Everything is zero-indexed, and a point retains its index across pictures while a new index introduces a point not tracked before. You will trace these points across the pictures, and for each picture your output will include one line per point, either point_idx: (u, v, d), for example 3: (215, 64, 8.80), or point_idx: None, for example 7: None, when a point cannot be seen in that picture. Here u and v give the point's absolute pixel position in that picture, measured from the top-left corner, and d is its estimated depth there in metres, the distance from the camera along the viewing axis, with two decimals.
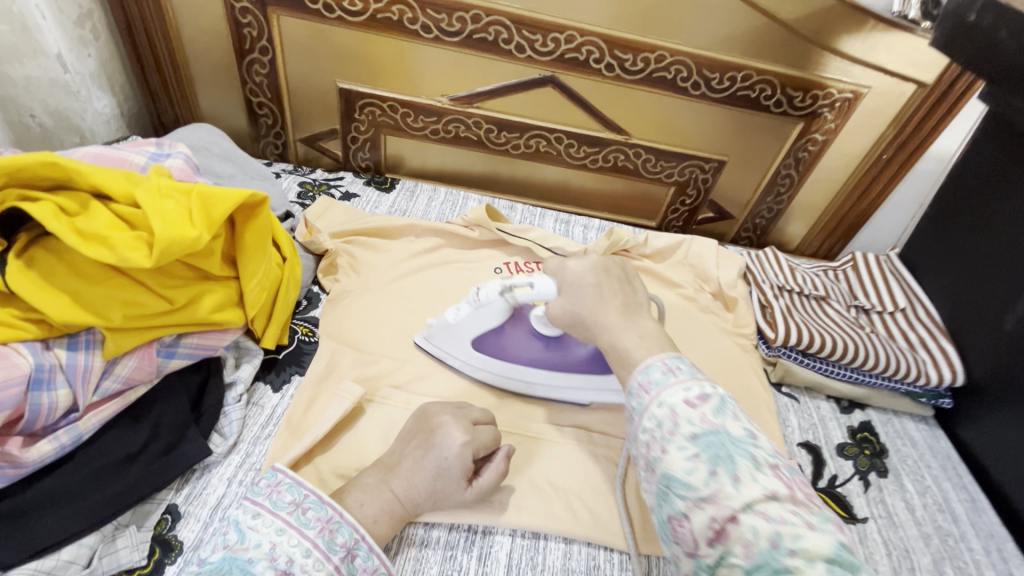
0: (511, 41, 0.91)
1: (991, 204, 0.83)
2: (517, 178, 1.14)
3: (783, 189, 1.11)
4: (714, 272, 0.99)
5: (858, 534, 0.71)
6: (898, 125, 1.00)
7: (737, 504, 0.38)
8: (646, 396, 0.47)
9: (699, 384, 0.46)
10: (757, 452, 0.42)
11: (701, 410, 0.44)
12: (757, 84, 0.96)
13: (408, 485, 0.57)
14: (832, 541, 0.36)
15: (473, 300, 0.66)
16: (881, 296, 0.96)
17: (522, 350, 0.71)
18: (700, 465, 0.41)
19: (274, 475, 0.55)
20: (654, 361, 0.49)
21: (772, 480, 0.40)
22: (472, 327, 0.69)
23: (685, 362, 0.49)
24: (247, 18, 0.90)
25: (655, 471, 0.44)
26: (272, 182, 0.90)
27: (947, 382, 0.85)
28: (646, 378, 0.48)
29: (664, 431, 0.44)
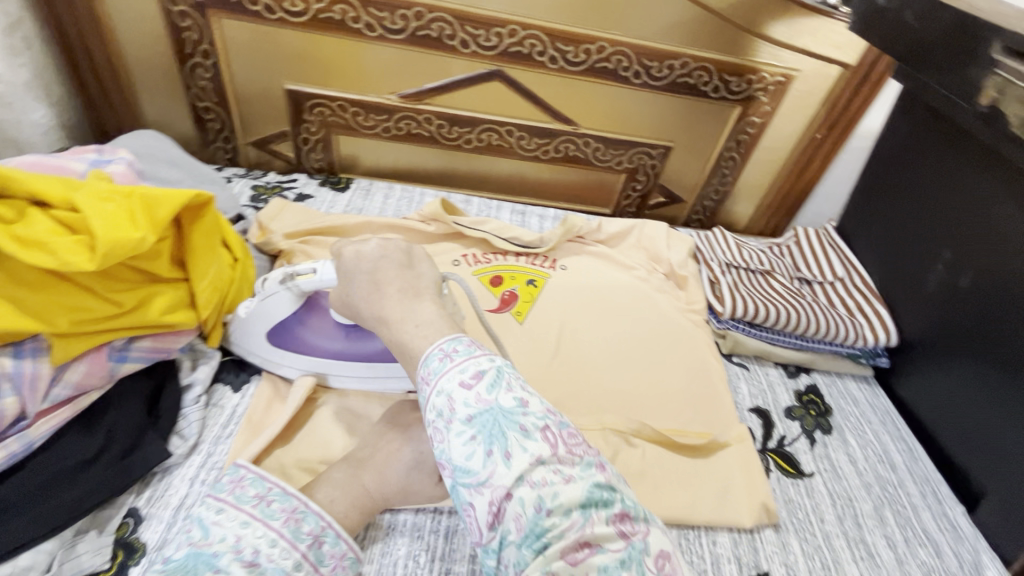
0: (455, 36, 0.93)
1: (903, 176, 0.87)
2: (472, 173, 1.15)
3: (727, 171, 1.16)
4: (665, 254, 1.03)
5: (806, 488, 0.75)
6: (828, 104, 1.06)
7: (510, 481, 0.41)
8: (427, 388, 0.47)
9: (476, 362, 0.47)
10: (528, 419, 0.44)
11: (476, 390, 0.45)
12: (695, 71, 1.00)
13: (380, 479, 0.58)
14: (586, 486, 0.43)
15: (262, 291, 0.64)
16: (821, 267, 1.02)
17: (324, 344, 0.67)
18: (477, 448, 0.43)
19: (237, 471, 0.56)
20: (433, 351, 0.48)
21: (541, 444, 0.43)
22: (264, 320, 0.66)
23: (462, 342, 0.49)
24: (186, 22, 0.89)
25: (443, 464, 0.45)
26: (222, 186, 0.89)
27: (882, 342, 0.91)
28: (426, 371, 0.48)
29: (444, 420, 0.45)
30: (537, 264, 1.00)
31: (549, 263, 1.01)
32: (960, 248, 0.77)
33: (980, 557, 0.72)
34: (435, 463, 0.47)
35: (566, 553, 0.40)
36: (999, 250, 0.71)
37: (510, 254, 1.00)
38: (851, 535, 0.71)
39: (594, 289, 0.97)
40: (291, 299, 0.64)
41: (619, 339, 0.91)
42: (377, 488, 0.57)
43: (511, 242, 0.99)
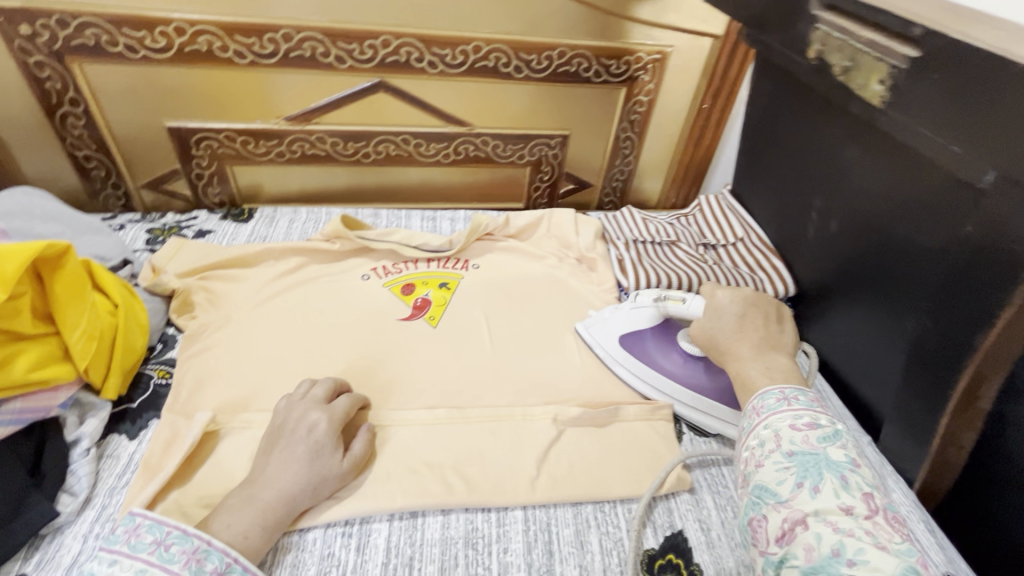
0: (329, 54, 0.93)
1: (770, 136, 0.91)
2: (378, 186, 1.15)
3: (628, 151, 1.20)
4: (575, 239, 1.05)
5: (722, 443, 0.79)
6: (708, 75, 1.10)
7: (809, 510, 0.47)
8: (757, 417, 0.57)
9: (811, 415, 0.55)
10: (853, 478, 0.49)
11: (806, 433, 0.52)
12: (573, 59, 1.03)
13: (277, 489, 0.59)
14: (901, 559, 0.42)
15: (634, 301, 0.86)
16: (723, 231, 1.06)
17: (666, 364, 0.81)
18: (789, 477, 0.49)
19: (133, 519, 0.54)
20: (772, 389, 0.59)
21: (853, 501, 0.47)
22: (625, 323, 0.85)
23: (803, 396, 0.58)
24: (46, 72, 0.87)
25: (750, 485, 0.53)
26: (108, 233, 0.87)
27: (782, 294, 0.95)
28: (761, 403, 0.58)
29: (765, 450, 0.53)
30: (449, 266, 1.00)
31: (461, 263, 1.01)
32: (827, 196, 0.81)
33: (887, 482, 0.76)
34: (742, 486, 0.55)
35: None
36: (856, 192, 0.74)
37: (421, 261, 1.00)
38: None
39: (507, 282, 0.98)
40: (654, 317, 0.84)
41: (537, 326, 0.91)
42: (288, 488, 0.59)
43: (419, 249, 1.00)
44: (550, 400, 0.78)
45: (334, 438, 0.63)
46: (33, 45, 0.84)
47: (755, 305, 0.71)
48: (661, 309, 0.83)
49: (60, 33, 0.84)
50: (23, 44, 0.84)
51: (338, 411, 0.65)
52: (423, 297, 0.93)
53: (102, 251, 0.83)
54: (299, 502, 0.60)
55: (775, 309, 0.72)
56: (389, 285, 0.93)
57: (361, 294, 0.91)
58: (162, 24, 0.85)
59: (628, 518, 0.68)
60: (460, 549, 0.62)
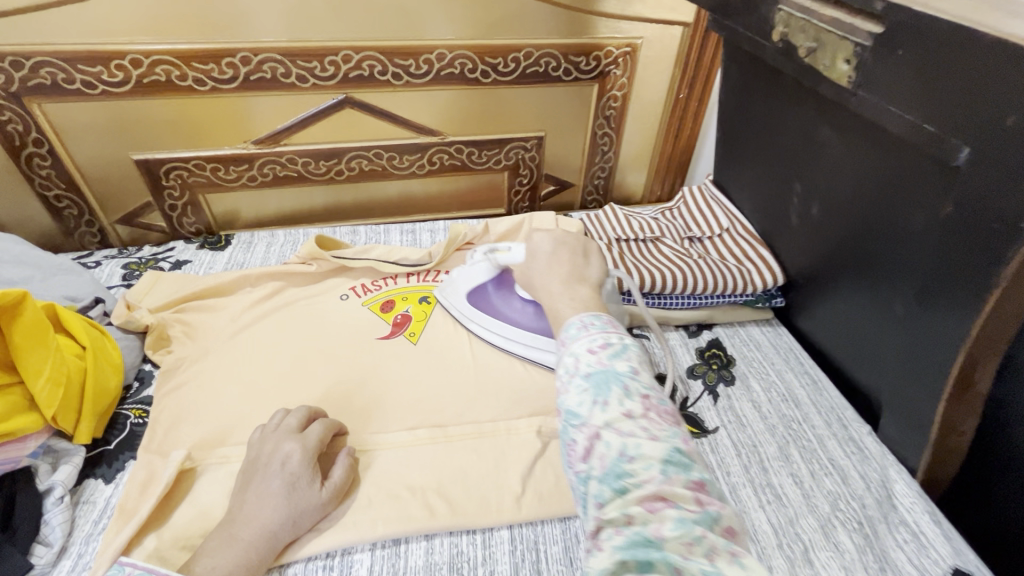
0: (290, 74, 0.92)
1: (745, 122, 0.89)
2: (356, 202, 1.14)
3: (607, 148, 1.17)
4: None
5: (710, 445, 0.77)
6: (681, 64, 1.07)
7: (601, 423, 0.40)
8: (563, 351, 0.48)
9: (605, 336, 0.47)
10: (636, 386, 0.43)
11: (598, 354, 0.45)
12: (541, 59, 1.01)
13: (256, 525, 0.56)
14: (668, 447, 0.39)
15: (473, 261, 0.88)
16: (708, 223, 1.03)
17: (507, 311, 0.83)
18: (586, 397, 0.42)
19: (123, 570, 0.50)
20: (574, 321, 0.51)
21: (638, 406, 0.41)
22: (468, 279, 0.87)
23: (601, 319, 0.50)
24: (6, 115, 0.86)
25: (558, 413, 0.45)
26: (80, 272, 0.86)
27: (771, 285, 0.92)
28: (564, 335, 0.50)
29: (568, 376, 0.46)
30: (429, 280, 0.98)
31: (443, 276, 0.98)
32: (807, 182, 0.78)
33: (888, 473, 0.73)
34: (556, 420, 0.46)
35: (644, 502, 0.36)
36: (833, 176, 0.72)
37: (401, 277, 0.98)
38: (756, 481, 0.73)
39: None
40: (490, 269, 0.85)
41: None
42: (269, 523, 0.57)
43: (398, 264, 0.97)
44: (534, 411, 0.76)
45: (310, 467, 0.61)
46: None
47: (559, 246, 0.66)
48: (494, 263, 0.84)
49: (16, 74, 0.83)
50: None
51: (312, 438, 0.63)
52: (404, 314, 0.91)
53: (74, 291, 0.82)
54: (280, 536, 0.58)
55: (577, 252, 0.66)
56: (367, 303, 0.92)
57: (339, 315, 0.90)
58: (118, 57, 0.84)
59: None
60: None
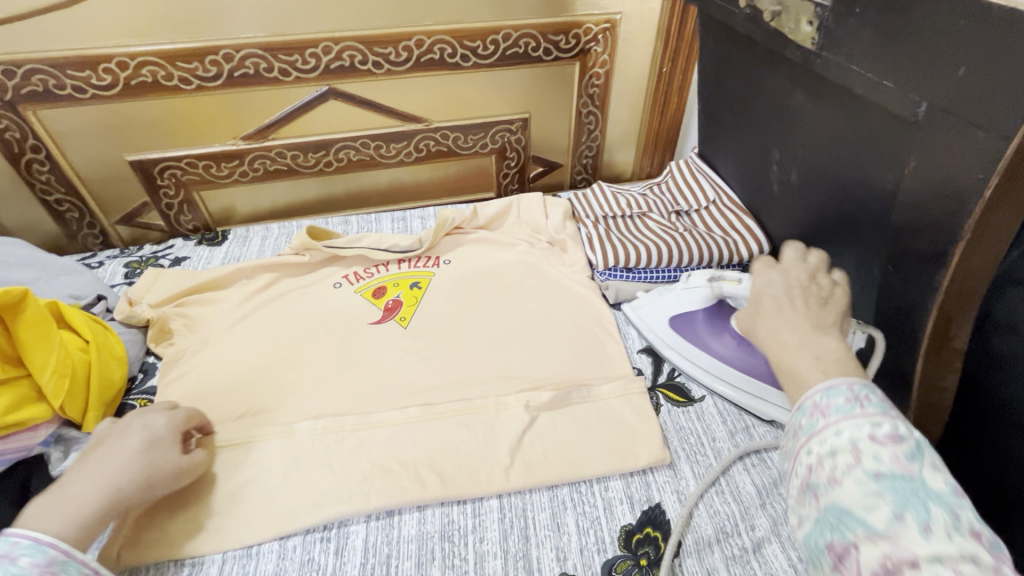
0: (272, 68, 0.93)
1: (724, 92, 0.88)
2: (347, 193, 1.16)
3: (592, 127, 1.18)
4: (544, 222, 1.03)
5: (695, 413, 0.77)
6: (662, 37, 1.07)
7: (921, 552, 0.31)
8: (821, 418, 0.39)
9: (895, 420, 0.38)
10: (960, 511, 0.33)
11: (893, 448, 0.36)
12: (520, 39, 1.01)
13: (92, 482, 0.54)
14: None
15: (685, 282, 0.82)
16: (694, 196, 1.03)
17: (717, 346, 0.78)
18: (880, 503, 0.34)
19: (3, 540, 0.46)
20: (840, 384, 0.41)
21: (974, 547, 0.31)
22: (675, 305, 0.82)
23: (877, 393, 0.40)
24: (2, 123, 0.89)
25: (816, 500, 0.37)
26: (83, 272, 0.90)
27: (757, 253, 0.92)
28: (828, 403, 0.40)
29: (841, 465, 0.37)
30: (420, 265, 0.99)
31: (433, 261, 1.00)
32: (786, 149, 0.78)
33: None
34: (803, 510, 0.38)
35: None
36: (809, 139, 0.72)
37: (393, 264, 0.99)
38: (742, 445, 0.72)
39: (478, 272, 0.98)
40: (708, 297, 0.79)
41: (510, 314, 0.90)
42: (114, 478, 0.55)
43: (388, 250, 0.99)
44: (522, 387, 0.78)
45: (166, 436, 0.61)
46: None
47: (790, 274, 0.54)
48: (718, 291, 0.78)
49: (9, 83, 0.86)
50: None
51: (178, 414, 0.64)
52: (395, 299, 0.92)
53: (77, 290, 0.86)
54: (127, 491, 0.55)
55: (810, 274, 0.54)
56: (359, 290, 0.94)
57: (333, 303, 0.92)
58: (104, 60, 0.86)
59: (605, 496, 0.67)
60: (436, 543, 0.63)
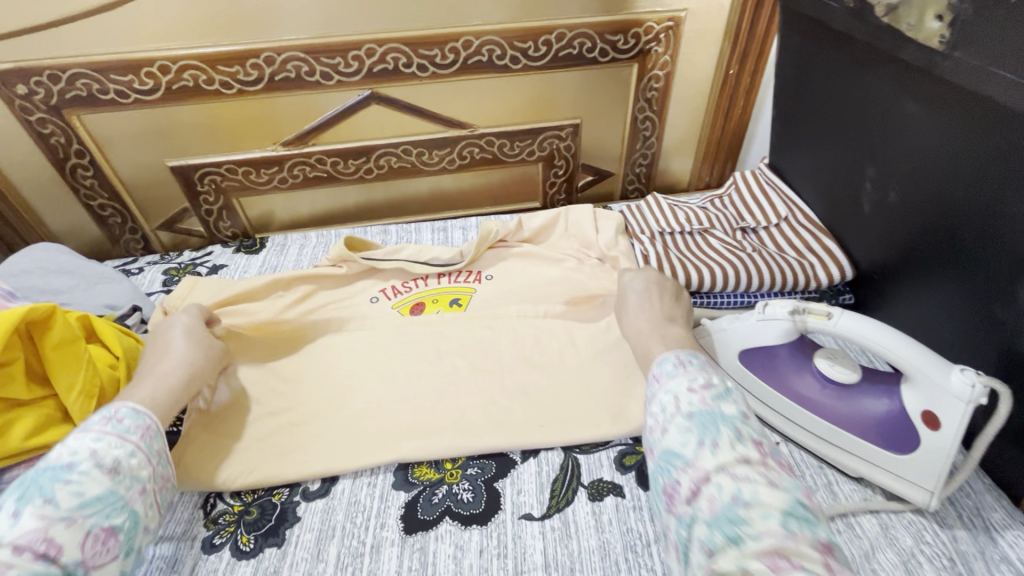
0: (314, 72, 0.89)
1: (806, 97, 0.79)
2: (388, 200, 1.11)
3: (648, 133, 1.09)
4: (595, 237, 0.91)
5: None
6: (731, 36, 0.97)
7: (710, 467, 0.46)
8: (657, 385, 0.55)
9: (705, 375, 0.54)
10: (743, 429, 0.49)
11: (702, 394, 0.51)
12: (575, 40, 0.93)
13: (166, 364, 0.65)
14: (789, 498, 0.43)
15: (762, 312, 0.69)
16: (763, 212, 0.93)
17: (803, 388, 0.68)
18: (691, 438, 0.48)
19: (109, 407, 0.56)
20: (669, 356, 0.57)
21: (752, 454, 0.47)
22: (749, 337, 0.72)
23: (696, 359, 0.57)
24: (48, 128, 0.88)
25: (656, 448, 0.51)
26: (121, 281, 0.88)
27: (838, 280, 0.82)
28: (660, 369, 0.57)
29: (669, 413, 0.52)
30: (460, 280, 0.91)
31: (474, 276, 0.92)
32: (883, 164, 0.68)
33: (984, 500, 0.63)
34: (649, 451, 0.53)
35: (761, 557, 0.40)
36: (918, 154, 0.61)
37: (432, 278, 0.92)
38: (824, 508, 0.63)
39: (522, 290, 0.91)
40: (790, 332, 0.68)
41: (557, 338, 0.83)
42: (184, 357, 0.67)
43: (427, 264, 0.92)
44: (570, 423, 0.71)
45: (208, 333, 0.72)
46: (32, 103, 0.85)
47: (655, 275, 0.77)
48: (801, 327, 0.66)
49: (54, 87, 0.84)
50: (23, 103, 0.85)
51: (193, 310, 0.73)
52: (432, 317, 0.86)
53: (113, 299, 0.84)
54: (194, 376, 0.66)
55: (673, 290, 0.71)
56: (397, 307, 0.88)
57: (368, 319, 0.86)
58: (147, 65, 0.84)
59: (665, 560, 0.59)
60: None
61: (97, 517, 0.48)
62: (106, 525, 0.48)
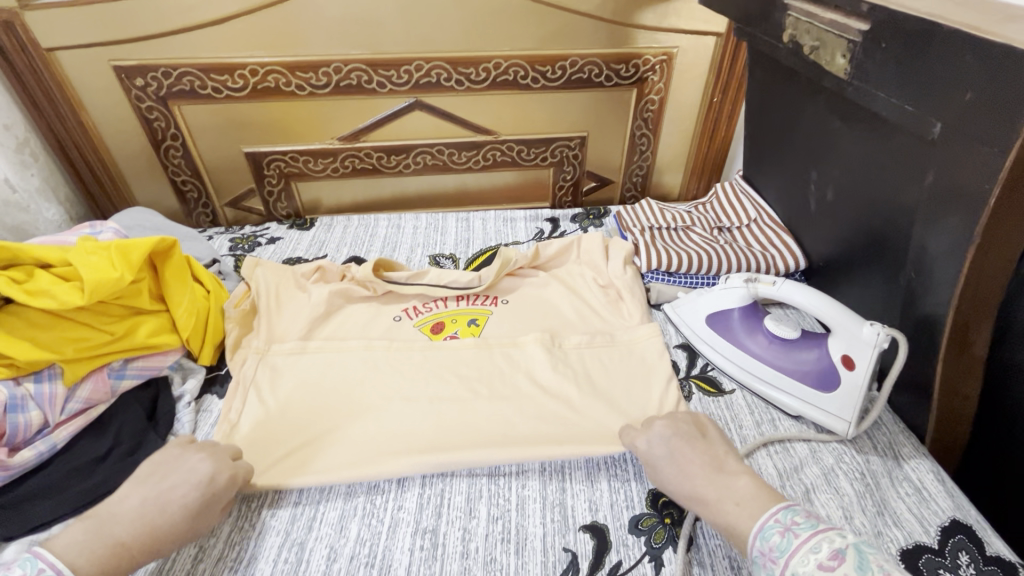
0: (372, 80, 1.09)
1: (769, 118, 0.97)
2: (419, 194, 1.30)
3: (644, 148, 1.28)
4: (604, 266, 1.04)
5: (724, 403, 0.84)
6: (716, 70, 1.17)
7: None
8: (777, 566, 0.49)
9: (823, 537, 0.48)
10: None
11: (843, 571, 0.45)
12: (585, 66, 1.14)
13: (143, 502, 0.57)
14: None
15: (725, 283, 0.88)
16: (737, 214, 1.12)
17: (752, 345, 0.85)
18: None
19: (34, 563, 0.49)
20: (769, 521, 0.52)
21: None
22: (713, 304, 0.90)
23: (797, 513, 0.51)
24: (153, 114, 1.08)
25: None
26: (202, 240, 1.06)
27: (793, 268, 0.99)
28: (767, 544, 0.50)
29: None
30: (478, 303, 1.00)
31: (491, 299, 1.01)
32: (823, 171, 0.86)
33: (896, 437, 0.78)
34: None
35: None
36: (845, 162, 0.79)
37: (451, 300, 1.00)
38: (767, 434, 0.78)
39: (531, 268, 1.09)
40: (745, 297, 0.85)
41: (558, 305, 1.00)
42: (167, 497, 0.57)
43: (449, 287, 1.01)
44: (566, 363, 0.87)
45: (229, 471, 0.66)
46: (144, 93, 1.06)
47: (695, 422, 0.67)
48: (753, 293, 0.84)
49: (165, 82, 1.05)
50: (137, 92, 1.05)
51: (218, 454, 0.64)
52: (453, 335, 0.93)
53: (197, 253, 1.02)
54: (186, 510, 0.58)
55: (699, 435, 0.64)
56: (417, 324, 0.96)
57: (400, 296, 1.02)
58: (240, 68, 1.05)
59: (636, 463, 0.75)
60: (484, 484, 0.72)
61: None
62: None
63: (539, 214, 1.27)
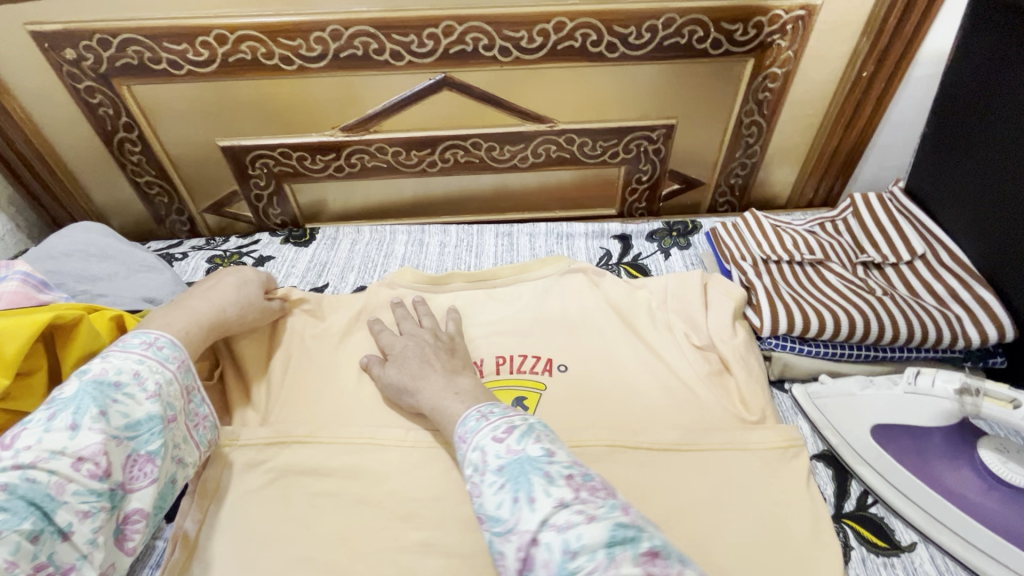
0: (383, 50, 0.79)
1: (1003, 111, 0.67)
2: (449, 196, 1.01)
3: (752, 140, 0.94)
4: (703, 319, 0.72)
5: (905, 570, 0.54)
6: (873, 32, 0.81)
7: (534, 526, 0.36)
8: (463, 446, 0.45)
9: (508, 420, 0.44)
10: (555, 467, 0.40)
11: (504, 440, 0.42)
12: (685, 27, 0.80)
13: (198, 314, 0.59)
14: (609, 525, 0.35)
15: (913, 385, 0.61)
16: (892, 244, 0.79)
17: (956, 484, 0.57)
18: (506, 498, 0.39)
19: (147, 334, 0.52)
20: (472, 411, 0.48)
21: (566, 490, 0.38)
22: (890, 412, 0.62)
23: (498, 405, 0.48)
24: (96, 98, 0.81)
25: (479, 522, 0.41)
26: (162, 270, 0.80)
27: (994, 341, 0.67)
28: (463, 429, 0.47)
29: (479, 474, 0.42)
30: (526, 369, 0.70)
31: (542, 364, 0.70)
32: None
33: None
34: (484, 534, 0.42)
35: None
36: None
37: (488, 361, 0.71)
38: None
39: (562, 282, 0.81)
40: (952, 416, 0.59)
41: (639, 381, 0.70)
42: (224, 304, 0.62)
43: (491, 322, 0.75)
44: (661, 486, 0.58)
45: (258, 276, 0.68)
46: (79, 70, 0.78)
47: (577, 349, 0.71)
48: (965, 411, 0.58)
49: (104, 53, 0.77)
50: (70, 68, 0.78)
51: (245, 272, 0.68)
52: None
53: (151, 292, 0.76)
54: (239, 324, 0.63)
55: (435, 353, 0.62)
56: None
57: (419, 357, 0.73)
58: (203, 33, 0.75)
59: None
60: None
61: (25, 513, 0.39)
62: (137, 452, 0.46)
63: (605, 229, 0.96)
